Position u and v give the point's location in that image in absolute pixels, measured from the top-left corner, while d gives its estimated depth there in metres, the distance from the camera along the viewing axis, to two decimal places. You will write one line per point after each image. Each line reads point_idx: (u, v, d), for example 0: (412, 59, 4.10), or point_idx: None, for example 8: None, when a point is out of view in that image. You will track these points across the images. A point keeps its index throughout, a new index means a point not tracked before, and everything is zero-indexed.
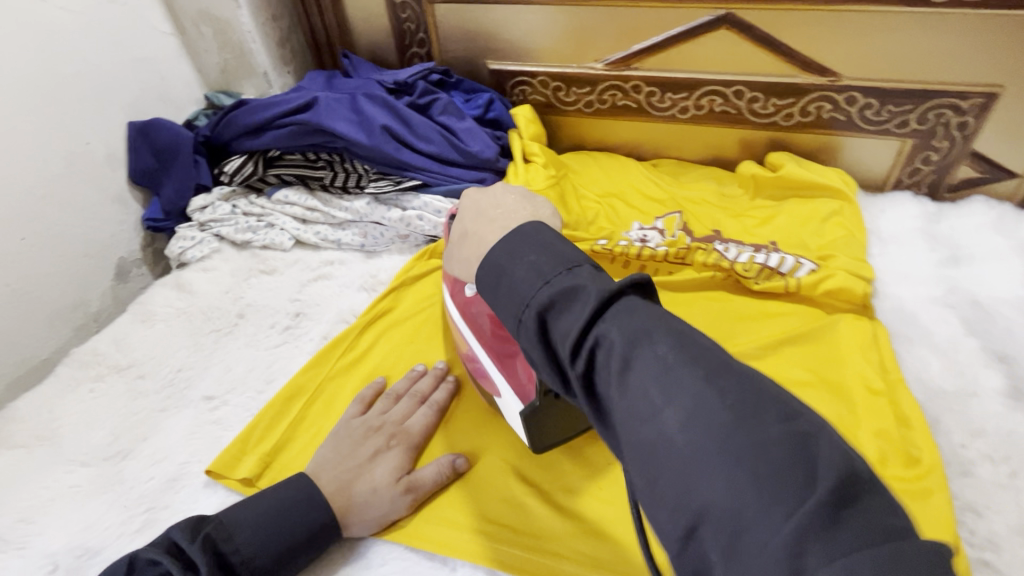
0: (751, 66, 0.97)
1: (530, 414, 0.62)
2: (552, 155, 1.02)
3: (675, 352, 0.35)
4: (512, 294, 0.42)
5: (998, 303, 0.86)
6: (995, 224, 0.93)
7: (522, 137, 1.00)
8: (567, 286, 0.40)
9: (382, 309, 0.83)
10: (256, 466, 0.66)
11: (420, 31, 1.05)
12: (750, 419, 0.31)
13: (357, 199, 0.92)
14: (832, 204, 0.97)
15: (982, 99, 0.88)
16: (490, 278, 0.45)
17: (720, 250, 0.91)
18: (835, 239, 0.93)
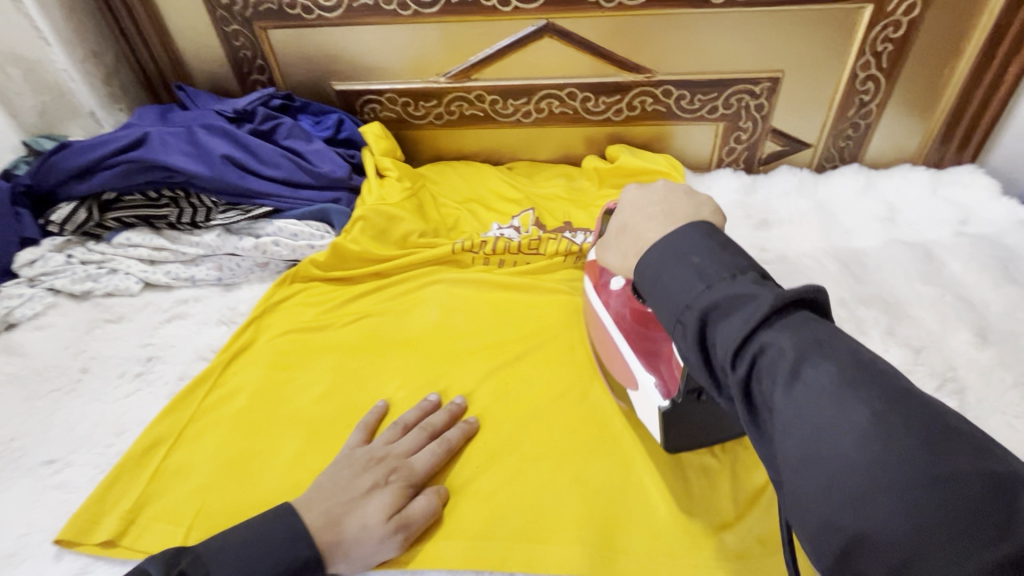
0: (578, 69, 1.05)
1: (670, 412, 0.61)
2: (407, 170, 1.04)
3: (840, 372, 0.35)
4: (669, 294, 0.44)
5: (803, 255, 0.95)
6: (798, 187, 1.09)
7: (373, 154, 1.04)
8: (734, 291, 0.40)
9: (242, 343, 0.84)
10: (116, 525, 0.66)
11: (257, 58, 1.07)
12: (936, 445, 0.31)
13: (208, 233, 0.96)
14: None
15: (769, 83, 1.05)
16: (649, 272, 0.46)
17: (568, 237, 0.95)
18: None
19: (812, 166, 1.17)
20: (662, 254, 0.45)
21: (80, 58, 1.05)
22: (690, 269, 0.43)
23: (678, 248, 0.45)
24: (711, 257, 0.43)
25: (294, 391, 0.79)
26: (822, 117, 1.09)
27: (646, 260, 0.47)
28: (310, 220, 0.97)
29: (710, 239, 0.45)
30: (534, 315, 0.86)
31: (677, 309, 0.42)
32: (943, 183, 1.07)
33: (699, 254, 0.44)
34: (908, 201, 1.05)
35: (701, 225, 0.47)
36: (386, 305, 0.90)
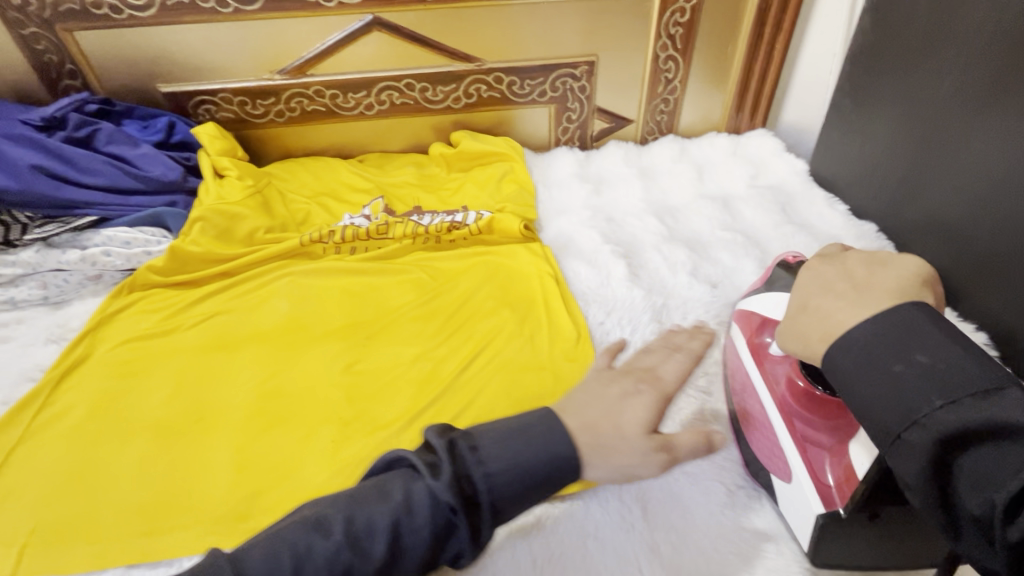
0: (412, 61, 1.10)
1: (830, 521, 0.55)
2: (249, 169, 1.04)
3: None
4: (887, 405, 0.38)
5: (627, 216, 1.07)
6: (624, 157, 1.22)
7: (210, 154, 1.01)
8: (985, 417, 0.34)
9: (76, 357, 0.81)
10: None
11: (66, 62, 1.01)
12: None
13: (24, 250, 0.88)
14: (506, 166, 1.13)
15: (587, 67, 1.16)
16: (855, 364, 0.40)
17: (415, 219, 1.00)
18: (512, 191, 1.08)
19: (638, 139, 1.31)
20: (861, 361, 0.40)
21: None
22: (920, 387, 0.37)
23: (874, 346, 0.40)
24: (944, 354, 0.37)
25: (140, 399, 0.77)
26: (638, 95, 1.23)
27: (847, 380, 0.41)
28: (143, 226, 0.93)
29: (942, 331, 0.39)
30: (387, 293, 0.90)
31: (897, 426, 0.37)
32: (741, 146, 1.26)
33: (923, 350, 0.38)
34: (713, 163, 1.22)
35: (892, 317, 0.40)
36: (236, 302, 0.89)
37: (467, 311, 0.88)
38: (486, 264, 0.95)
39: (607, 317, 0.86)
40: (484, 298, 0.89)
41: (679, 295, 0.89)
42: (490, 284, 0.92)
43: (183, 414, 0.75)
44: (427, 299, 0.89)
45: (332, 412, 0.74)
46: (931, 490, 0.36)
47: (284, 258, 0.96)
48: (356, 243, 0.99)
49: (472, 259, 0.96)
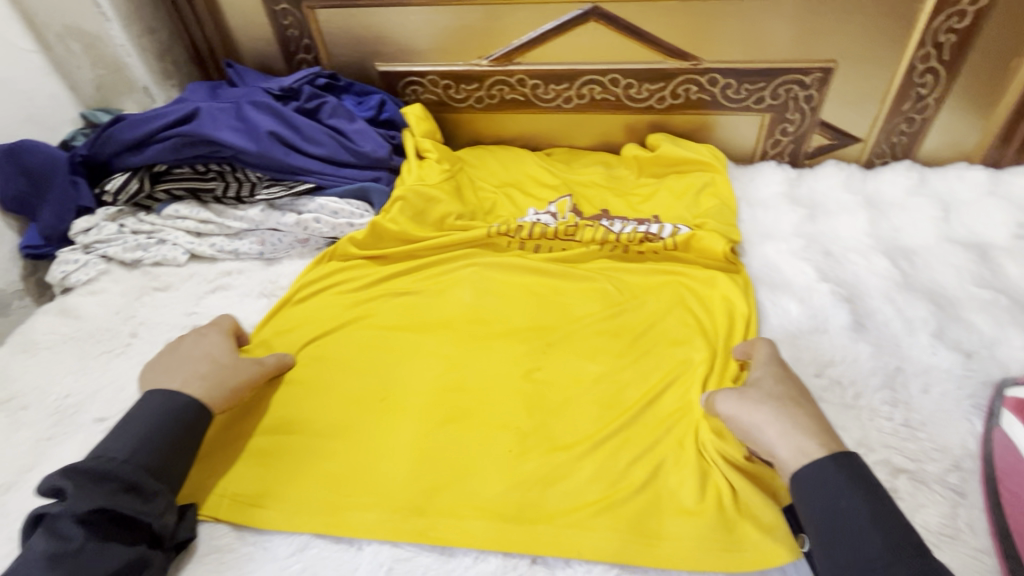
0: (622, 55, 1.04)
1: None
2: (448, 155, 1.05)
3: None
4: (856, 548, 0.49)
5: (848, 252, 0.92)
6: (846, 182, 1.05)
7: (414, 135, 1.05)
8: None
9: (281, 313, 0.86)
10: None
11: (304, 37, 1.09)
12: None
13: (251, 208, 0.99)
14: (705, 177, 1.03)
15: (821, 74, 1.01)
16: (820, 494, 0.52)
17: (606, 225, 0.95)
18: (712, 206, 0.98)
19: (861, 161, 1.13)
20: (829, 492, 0.52)
21: (137, 34, 1.08)
22: (866, 528, 0.49)
23: (833, 481, 0.52)
24: (880, 510, 0.50)
25: (333, 368, 0.80)
26: (875, 111, 1.05)
27: (807, 502, 0.53)
28: (350, 198, 0.98)
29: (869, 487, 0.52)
30: (570, 301, 0.86)
31: (855, 565, 0.48)
32: (1002, 183, 1.02)
33: (862, 499, 0.51)
34: (961, 200, 1.01)
35: (840, 462, 0.53)
36: (420, 286, 0.90)
37: (655, 332, 0.81)
38: (680, 287, 0.87)
39: (823, 370, 0.74)
40: (676, 321, 0.81)
41: (919, 360, 0.74)
42: (682, 309, 0.84)
43: (370, 392, 0.77)
44: (612, 314, 0.83)
45: (509, 418, 0.72)
46: None
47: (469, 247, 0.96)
48: (541, 241, 0.96)
49: (664, 279, 0.88)
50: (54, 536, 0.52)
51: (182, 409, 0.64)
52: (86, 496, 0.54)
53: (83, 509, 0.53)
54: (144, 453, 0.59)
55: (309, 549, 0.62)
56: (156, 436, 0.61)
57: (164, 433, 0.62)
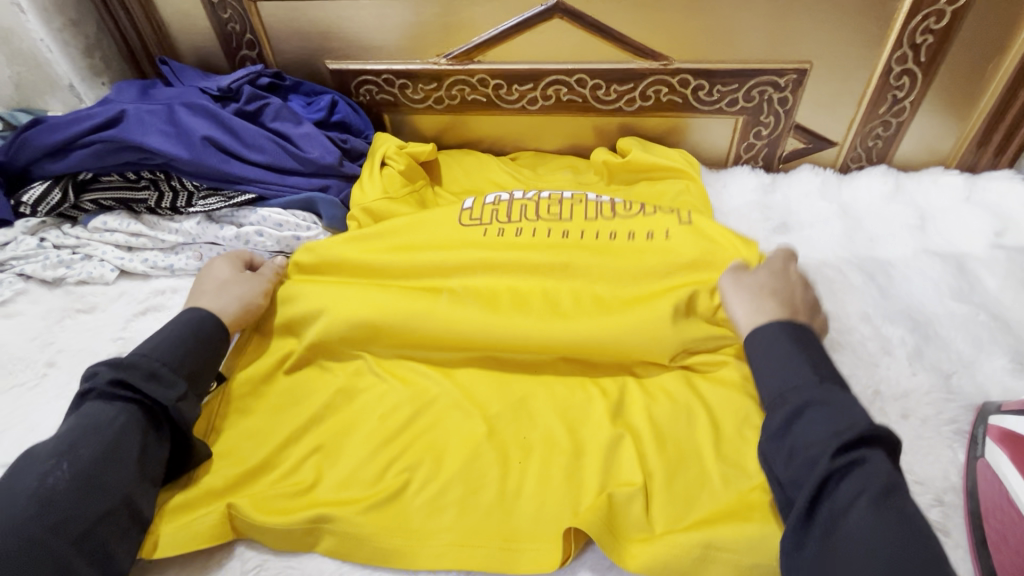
0: (589, 53, 0.98)
1: None
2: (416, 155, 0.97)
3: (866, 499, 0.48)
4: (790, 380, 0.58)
5: (823, 264, 0.88)
6: (821, 187, 1.02)
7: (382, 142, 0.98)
8: (839, 426, 0.52)
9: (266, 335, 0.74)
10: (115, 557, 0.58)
11: (247, 33, 1.00)
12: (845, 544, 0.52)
13: (187, 220, 0.90)
14: (679, 184, 0.98)
15: (795, 75, 0.97)
16: (761, 344, 0.63)
17: None
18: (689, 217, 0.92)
19: (837, 166, 1.09)
20: (767, 338, 0.63)
21: (59, 27, 0.98)
22: (796, 359, 0.60)
23: (775, 334, 0.63)
24: (797, 350, 0.61)
25: (282, 400, 0.71)
26: (851, 114, 1.01)
27: (754, 347, 0.63)
28: (296, 209, 0.90)
29: (790, 339, 0.62)
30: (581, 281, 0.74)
31: (779, 393, 0.58)
32: (977, 189, 0.99)
33: (791, 342, 0.62)
34: (938, 208, 0.98)
35: (785, 325, 0.63)
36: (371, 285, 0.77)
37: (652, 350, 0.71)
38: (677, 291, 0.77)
39: None
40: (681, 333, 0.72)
41: (898, 382, 0.70)
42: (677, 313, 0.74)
43: (321, 419, 0.69)
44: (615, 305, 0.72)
45: (488, 463, 0.64)
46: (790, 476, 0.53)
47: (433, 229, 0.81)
48: None
49: (658, 235, 0.76)
50: (85, 412, 0.58)
51: (199, 324, 0.68)
52: (111, 373, 0.60)
53: (105, 381, 0.59)
54: (166, 351, 0.63)
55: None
56: (173, 340, 0.65)
57: (181, 337, 0.66)
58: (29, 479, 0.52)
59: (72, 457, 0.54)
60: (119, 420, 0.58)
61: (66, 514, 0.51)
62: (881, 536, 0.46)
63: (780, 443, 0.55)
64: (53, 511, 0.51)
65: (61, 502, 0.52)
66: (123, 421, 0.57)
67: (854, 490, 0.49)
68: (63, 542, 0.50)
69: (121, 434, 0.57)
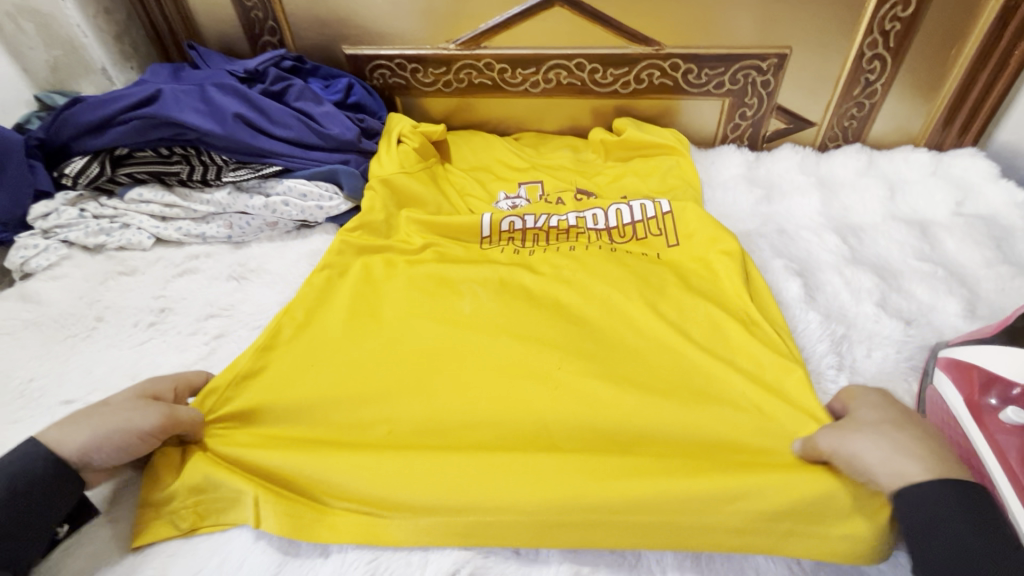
0: (587, 39, 1.06)
1: None
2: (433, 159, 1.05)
3: None
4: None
5: (801, 230, 0.96)
6: (800, 164, 1.11)
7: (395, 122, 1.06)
8: None
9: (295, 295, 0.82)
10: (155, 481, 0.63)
11: (269, 20, 1.08)
12: None
13: (218, 191, 0.98)
14: (675, 178, 1.03)
15: (777, 60, 1.05)
16: (917, 526, 0.50)
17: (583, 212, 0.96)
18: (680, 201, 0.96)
19: (816, 145, 1.17)
20: (926, 519, 0.50)
21: (93, 14, 1.05)
22: (975, 547, 0.48)
23: (939, 507, 0.50)
24: (974, 531, 0.48)
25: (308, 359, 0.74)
26: (828, 96, 1.10)
27: (912, 528, 0.51)
28: (319, 181, 0.98)
29: (965, 518, 0.49)
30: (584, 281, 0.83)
31: None
32: (943, 164, 1.08)
33: (965, 522, 0.49)
34: (907, 181, 1.06)
35: (958, 491, 0.50)
36: (401, 292, 0.84)
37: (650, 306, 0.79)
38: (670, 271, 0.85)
39: None
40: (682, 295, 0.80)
41: (864, 327, 0.79)
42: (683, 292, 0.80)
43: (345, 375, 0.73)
44: (617, 296, 0.81)
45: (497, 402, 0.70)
46: None
47: (461, 245, 0.92)
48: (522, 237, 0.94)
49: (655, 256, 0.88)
50: None
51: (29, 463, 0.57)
52: None
53: None
54: None
55: (261, 541, 0.61)
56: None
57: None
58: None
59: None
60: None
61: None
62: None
63: None
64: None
65: None
66: None
67: None
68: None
69: None
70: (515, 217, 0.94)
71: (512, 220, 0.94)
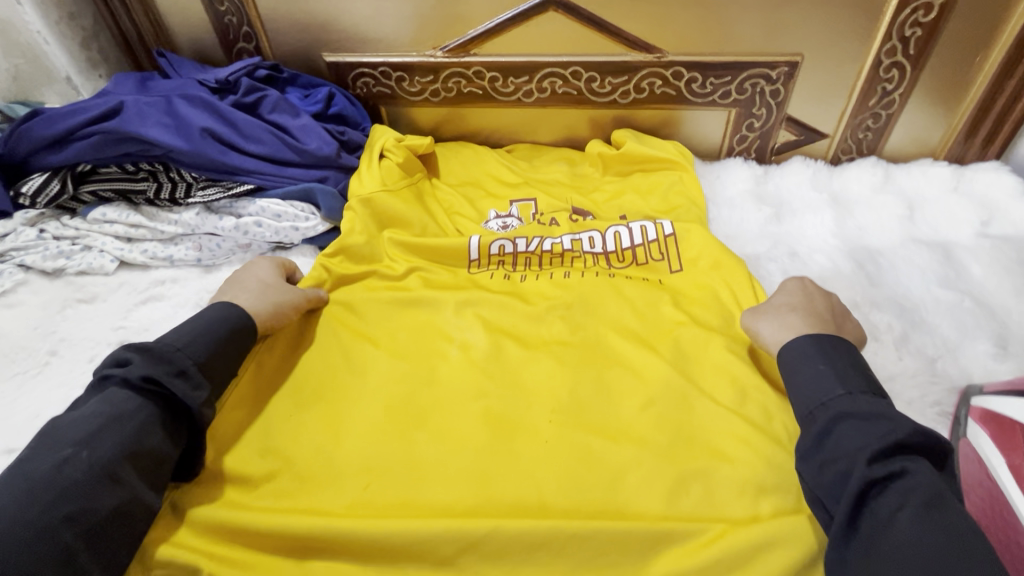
0: (584, 46, 0.99)
1: None
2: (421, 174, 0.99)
3: (914, 509, 0.46)
4: (840, 445, 0.51)
5: (814, 253, 0.89)
6: (812, 179, 1.04)
7: (382, 133, 0.99)
8: (890, 461, 0.48)
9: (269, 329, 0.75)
10: None
11: (243, 25, 1.01)
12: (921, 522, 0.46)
13: (186, 210, 0.91)
14: (679, 196, 0.96)
15: (787, 68, 0.98)
16: (792, 361, 0.60)
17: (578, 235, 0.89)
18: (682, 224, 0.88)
19: (828, 158, 1.10)
20: (801, 356, 0.60)
21: (56, 20, 0.99)
22: (825, 370, 0.57)
23: (806, 350, 0.60)
24: (832, 362, 0.58)
25: (284, 407, 0.68)
26: (841, 106, 1.03)
27: (793, 370, 0.60)
28: (294, 200, 0.91)
29: (831, 354, 0.59)
30: (579, 318, 0.77)
31: (813, 404, 0.56)
32: (965, 179, 1.01)
33: (821, 354, 0.59)
34: (927, 198, 0.99)
35: (816, 342, 0.60)
36: (379, 329, 0.77)
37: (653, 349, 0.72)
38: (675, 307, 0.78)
39: None
40: None
41: (883, 366, 0.72)
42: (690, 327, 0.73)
43: (319, 424, 0.67)
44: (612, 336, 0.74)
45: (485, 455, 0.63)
46: (829, 492, 0.51)
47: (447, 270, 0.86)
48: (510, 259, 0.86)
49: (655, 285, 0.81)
50: (108, 430, 0.54)
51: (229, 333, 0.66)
52: (133, 380, 0.57)
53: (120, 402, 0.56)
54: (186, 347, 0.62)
55: None
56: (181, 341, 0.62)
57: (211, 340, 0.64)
58: (43, 465, 0.51)
59: (93, 444, 0.53)
60: (140, 415, 0.56)
61: (78, 505, 0.49)
62: (927, 544, 0.44)
63: (814, 455, 0.53)
64: (65, 502, 0.49)
65: (114, 500, 0.52)
66: (153, 423, 0.56)
67: (896, 501, 0.46)
68: (72, 532, 0.49)
69: (144, 431, 0.56)
70: (506, 240, 0.88)
71: (502, 243, 0.88)
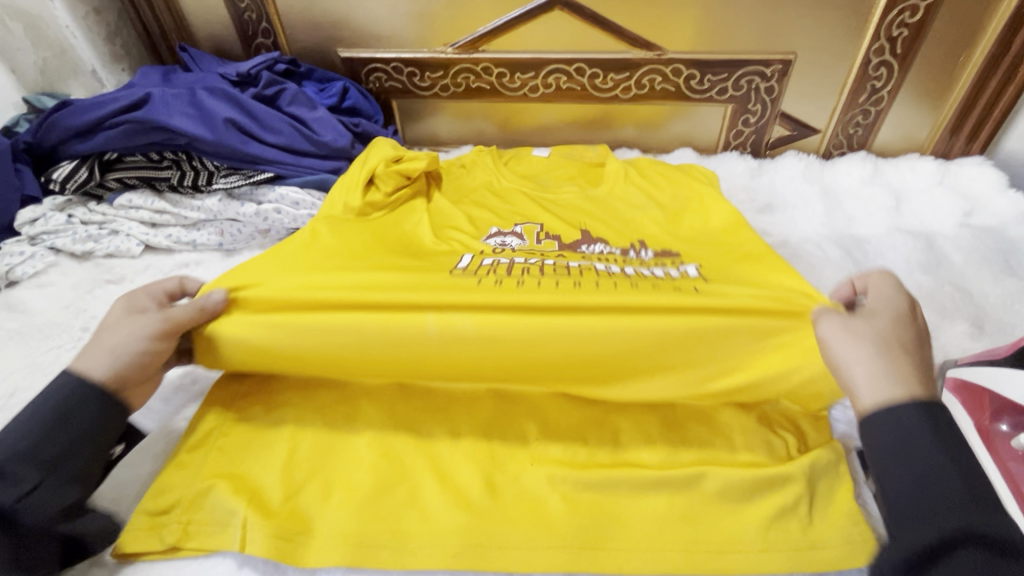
0: (588, 44, 1.04)
1: None
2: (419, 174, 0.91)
3: None
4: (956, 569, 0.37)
5: (805, 241, 0.94)
6: (804, 172, 1.09)
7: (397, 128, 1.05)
8: None
9: None
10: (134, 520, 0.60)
11: (262, 22, 1.06)
12: None
13: (209, 197, 0.96)
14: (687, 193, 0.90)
15: (781, 65, 1.03)
16: (883, 433, 0.45)
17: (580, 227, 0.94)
18: (689, 215, 0.85)
19: (820, 152, 1.15)
20: (898, 435, 0.44)
21: (83, 14, 1.04)
22: (943, 462, 0.41)
23: (909, 426, 0.44)
24: (945, 445, 0.42)
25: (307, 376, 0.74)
26: (833, 103, 1.08)
27: (883, 441, 0.44)
28: (311, 189, 0.96)
29: (937, 428, 0.43)
30: None
31: (920, 506, 0.40)
32: (950, 172, 1.06)
33: (931, 435, 0.43)
34: (913, 191, 1.04)
35: (925, 411, 0.44)
36: None
37: None
38: None
39: None
40: None
41: None
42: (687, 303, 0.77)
43: (342, 390, 0.72)
44: None
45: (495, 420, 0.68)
46: None
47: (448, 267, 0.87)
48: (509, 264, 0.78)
49: None
50: None
51: (80, 400, 0.54)
52: None
53: None
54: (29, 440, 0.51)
55: (245, 568, 0.58)
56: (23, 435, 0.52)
57: (58, 412, 0.53)
58: None
59: None
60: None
61: None
62: None
63: None
64: None
65: None
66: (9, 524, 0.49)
67: None
68: None
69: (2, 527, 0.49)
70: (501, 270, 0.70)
71: (495, 267, 0.70)
